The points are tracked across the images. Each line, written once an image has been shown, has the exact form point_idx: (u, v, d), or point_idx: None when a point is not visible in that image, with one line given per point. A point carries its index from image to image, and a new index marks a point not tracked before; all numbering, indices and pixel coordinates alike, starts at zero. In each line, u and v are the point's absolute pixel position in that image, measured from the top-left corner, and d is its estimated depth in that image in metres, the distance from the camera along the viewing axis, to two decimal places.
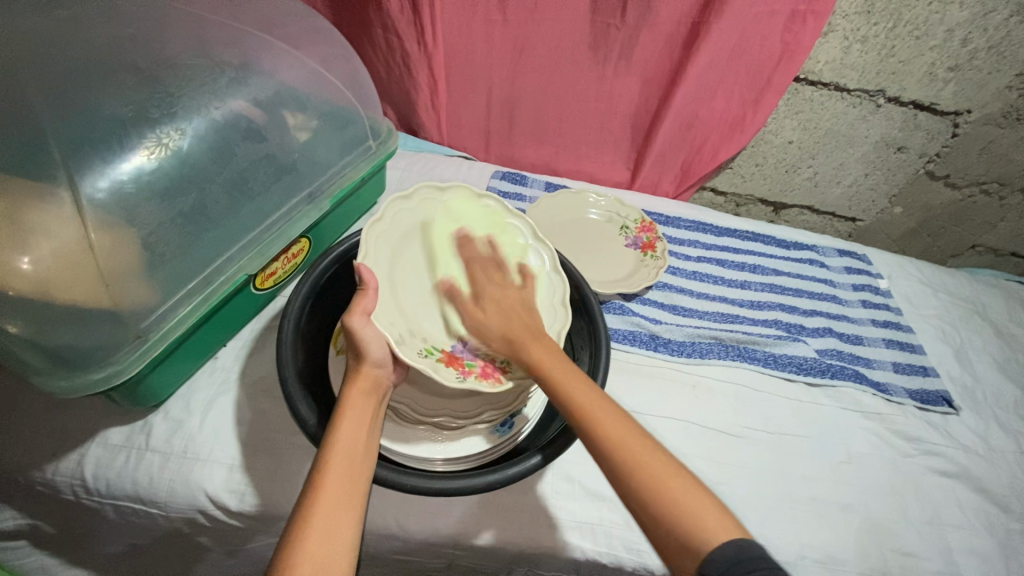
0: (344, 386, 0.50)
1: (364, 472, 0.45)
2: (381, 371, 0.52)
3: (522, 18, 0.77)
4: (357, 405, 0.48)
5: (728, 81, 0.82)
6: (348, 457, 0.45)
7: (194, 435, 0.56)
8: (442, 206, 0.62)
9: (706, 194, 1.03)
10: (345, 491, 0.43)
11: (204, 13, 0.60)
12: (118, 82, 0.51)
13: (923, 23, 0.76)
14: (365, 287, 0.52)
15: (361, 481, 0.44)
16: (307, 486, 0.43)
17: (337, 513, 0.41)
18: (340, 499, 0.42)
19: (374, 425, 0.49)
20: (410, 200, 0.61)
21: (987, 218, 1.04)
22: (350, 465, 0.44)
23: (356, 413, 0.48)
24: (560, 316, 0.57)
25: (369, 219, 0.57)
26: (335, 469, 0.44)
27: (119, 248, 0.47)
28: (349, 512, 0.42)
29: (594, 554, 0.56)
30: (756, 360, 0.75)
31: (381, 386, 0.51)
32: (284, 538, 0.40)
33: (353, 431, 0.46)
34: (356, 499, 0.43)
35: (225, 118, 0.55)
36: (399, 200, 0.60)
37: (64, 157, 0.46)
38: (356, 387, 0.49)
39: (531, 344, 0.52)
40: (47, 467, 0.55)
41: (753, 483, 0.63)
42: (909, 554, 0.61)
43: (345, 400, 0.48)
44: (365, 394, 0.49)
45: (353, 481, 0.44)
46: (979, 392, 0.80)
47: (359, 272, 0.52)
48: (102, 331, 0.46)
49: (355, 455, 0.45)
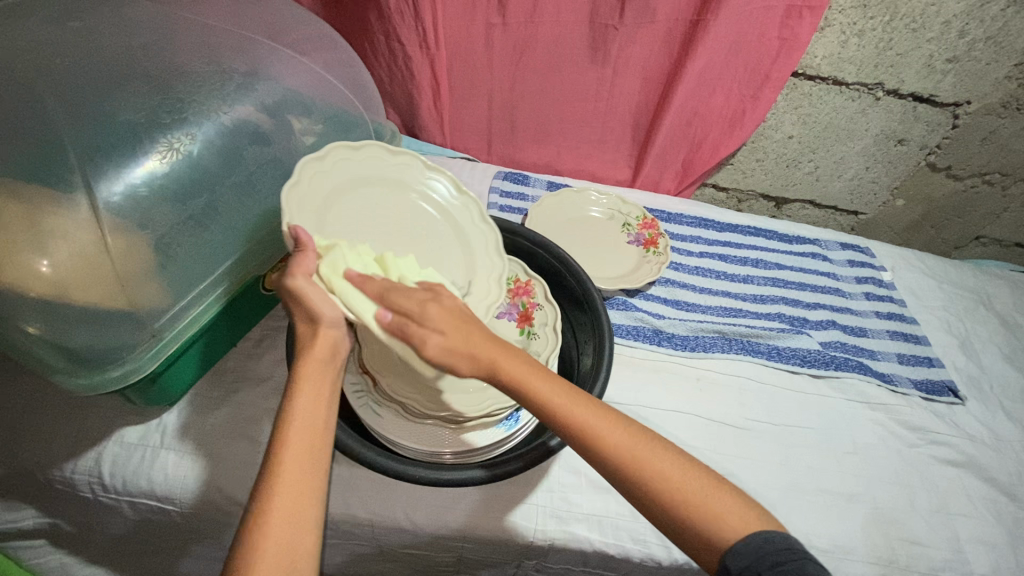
0: (298, 353, 0.45)
1: (323, 454, 0.44)
2: (340, 331, 0.46)
3: (521, 21, 0.79)
4: (312, 383, 0.44)
5: (727, 77, 0.83)
6: (307, 438, 0.43)
7: (209, 432, 0.57)
8: (357, 166, 0.54)
9: (707, 190, 1.04)
10: (306, 476, 0.42)
11: (213, 22, 0.61)
12: (130, 89, 0.52)
13: (919, 15, 0.77)
14: (304, 249, 0.44)
15: (322, 464, 0.43)
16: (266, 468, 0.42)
17: (294, 504, 0.41)
18: (302, 488, 0.42)
19: (331, 397, 0.45)
20: (324, 161, 0.52)
21: (990, 208, 1.04)
22: (310, 445, 0.43)
23: (314, 389, 0.44)
24: (485, 229, 0.58)
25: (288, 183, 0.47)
26: (295, 452, 0.42)
27: (135, 251, 0.48)
28: (311, 497, 0.42)
29: (602, 545, 0.57)
30: (760, 353, 0.75)
31: (339, 355, 0.46)
32: (242, 530, 0.40)
33: (308, 407, 0.44)
34: (317, 484, 0.43)
35: (233, 123, 0.57)
36: (312, 161, 0.51)
37: (80, 163, 0.48)
38: (311, 356, 0.45)
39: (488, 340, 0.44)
40: (65, 466, 0.56)
41: (760, 474, 0.64)
42: (916, 543, 0.62)
43: (299, 370, 0.44)
44: (326, 364, 0.45)
45: (315, 464, 0.43)
46: (985, 381, 0.80)
47: (296, 232, 0.45)
48: (120, 331, 0.48)
49: (313, 438, 0.43)
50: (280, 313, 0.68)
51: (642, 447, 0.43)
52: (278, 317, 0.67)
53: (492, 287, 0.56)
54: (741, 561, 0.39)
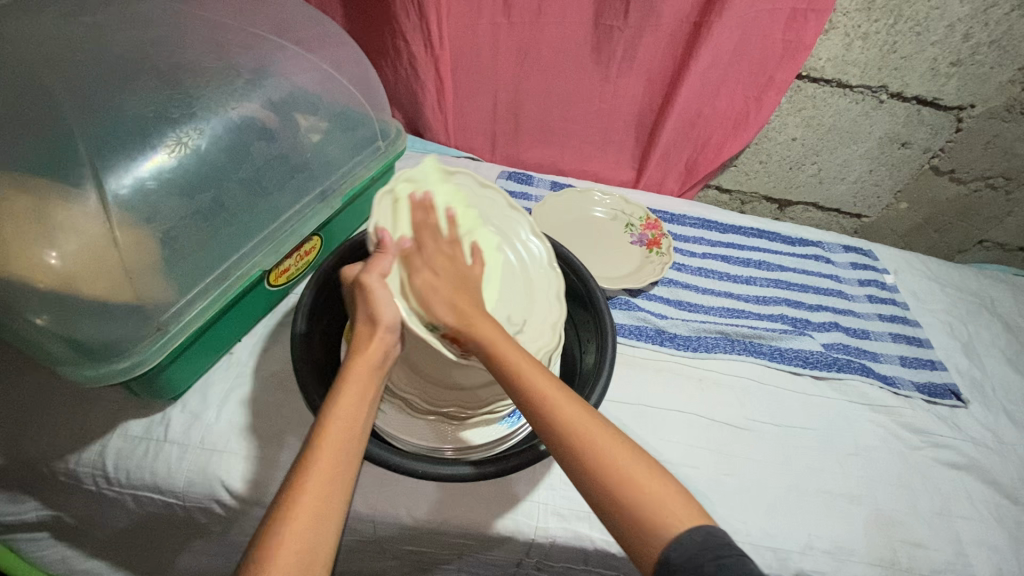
0: (351, 353, 0.48)
1: (356, 453, 0.43)
2: (392, 338, 0.49)
3: (527, 21, 0.79)
4: (354, 386, 0.46)
5: (731, 79, 0.83)
6: (340, 448, 0.42)
7: (213, 426, 0.57)
8: (448, 189, 0.60)
9: (711, 192, 1.04)
10: (334, 485, 0.41)
11: (222, 19, 0.62)
12: (140, 84, 0.53)
13: (923, 18, 0.77)
14: (383, 250, 0.52)
15: (348, 478, 0.42)
16: (294, 472, 0.41)
17: (316, 516, 0.39)
18: (326, 497, 0.40)
19: (372, 402, 0.46)
20: (420, 177, 0.59)
21: (993, 213, 1.04)
22: (341, 456, 0.42)
23: (354, 394, 0.45)
24: (552, 276, 0.61)
25: (382, 193, 0.55)
26: (325, 461, 0.41)
27: (142, 245, 0.49)
28: (339, 493, 0.41)
29: (603, 543, 0.57)
30: (763, 354, 0.75)
31: (384, 362, 0.48)
32: (260, 536, 0.38)
33: (348, 416, 0.44)
34: (342, 498, 0.41)
35: (240, 119, 0.57)
36: (406, 178, 0.58)
37: (90, 156, 0.48)
38: (361, 357, 0.47)
39: (477, 318, 0.50)
40: (69, 459, 0.56)
41: (761, 474, 0.64)
42: (918, 545, 0.62)
43: (347, 369, 0.46)
44: (370, 368, 0.47)
45: (343, 477, 0.41)
46: (988, 385, 0.80)
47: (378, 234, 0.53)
48: (126, 324, 0.48)
49: (347, 450, 0.42)
50: (285, 309, 0.68)
51: (643, 474, 0.41)
52: (283, 313, 0.68)
53: (545, 334, 0.58)
54: (684, 554, 0.37)
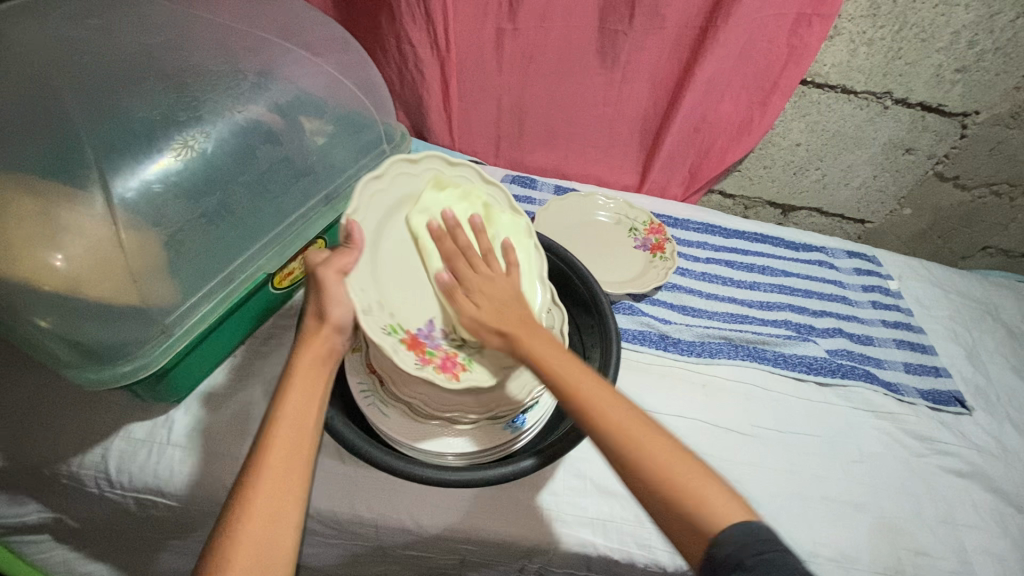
0: (298, 347, 0.49)
1: (308, 447, 0.45)
2: (341, 337, 0.50)
3: (532, 26, 0.80)
4: (304, 378, 0.47)
5: (736, 84, 0.83)
6: (292, 441, 0.44)
7: (216, 429, 0.57)
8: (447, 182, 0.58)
9: (714, 197, 1.04)
10: (288, 475, 0.43)
11: (228, 22, 0.62)
12: (146, 87, 0.53)
13: (928, 25, 0.77)
14: (351, 246, 0.49)
15: (304, 468, 0.44)
16: (248, 465, 0.43)
17: (271, 507, 0.41)
18: (280, 486, 0.42)
19: (322, 397, 0.48)
20: (416, 165, 0.56)
21: (997, 219, 1.04)
22: (293, 447, 0.44)
23: (304, 389, 0.47)
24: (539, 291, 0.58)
25: (369, 174, 0.52)
26: (277, 454, 0.43)
27: (146, 248, 0.48)
28: (294, 489, 0.43)
29: (606, 549, 0.57)
30: (767, 360, 0.75)
31: (334, 354, 0.49)
32: (220, 528, 0.41)
33: (298, 409, 0.45)
34: (298, 488, 0.43)
35: (246, 122, 0.57)
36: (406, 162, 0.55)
37: (97, 159, 0.48)
38: (311, 351, 0.48)
39: (536, 345, 0.47)
40: (71, 461, 0.56)
41: (765, 481, 0.63)
42: (923, 553, 0.61)
43: (294, 366, 0.47)
44: (320, 362, 0.48)
45: (296, 467, 0.43)
46: (992, 392, 0.80)
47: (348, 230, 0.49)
48: (130, 327, 0.48)
49: (298, 442, 0.44)
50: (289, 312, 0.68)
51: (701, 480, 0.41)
52: (286, 317, 0.67)
53: None
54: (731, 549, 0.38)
